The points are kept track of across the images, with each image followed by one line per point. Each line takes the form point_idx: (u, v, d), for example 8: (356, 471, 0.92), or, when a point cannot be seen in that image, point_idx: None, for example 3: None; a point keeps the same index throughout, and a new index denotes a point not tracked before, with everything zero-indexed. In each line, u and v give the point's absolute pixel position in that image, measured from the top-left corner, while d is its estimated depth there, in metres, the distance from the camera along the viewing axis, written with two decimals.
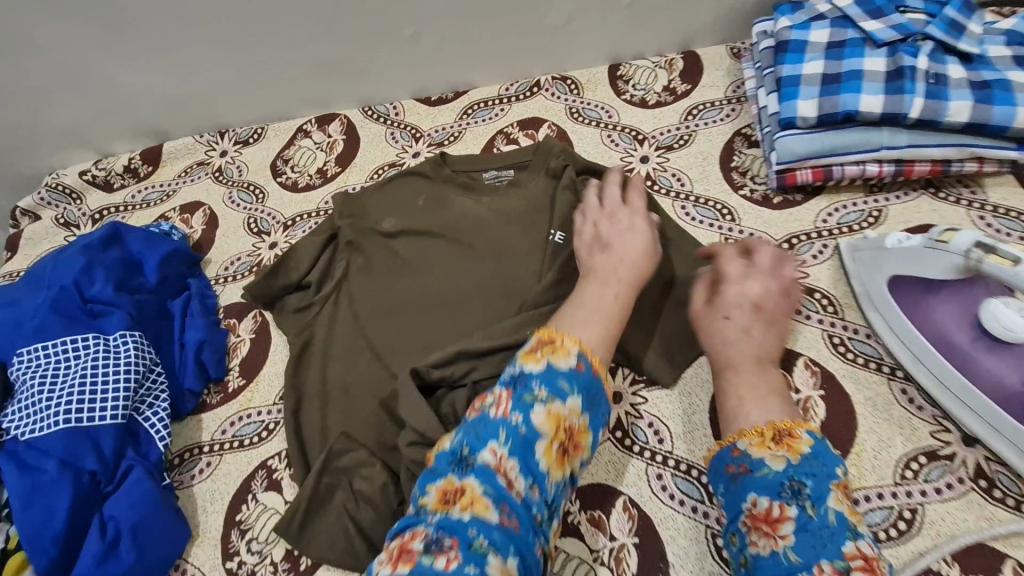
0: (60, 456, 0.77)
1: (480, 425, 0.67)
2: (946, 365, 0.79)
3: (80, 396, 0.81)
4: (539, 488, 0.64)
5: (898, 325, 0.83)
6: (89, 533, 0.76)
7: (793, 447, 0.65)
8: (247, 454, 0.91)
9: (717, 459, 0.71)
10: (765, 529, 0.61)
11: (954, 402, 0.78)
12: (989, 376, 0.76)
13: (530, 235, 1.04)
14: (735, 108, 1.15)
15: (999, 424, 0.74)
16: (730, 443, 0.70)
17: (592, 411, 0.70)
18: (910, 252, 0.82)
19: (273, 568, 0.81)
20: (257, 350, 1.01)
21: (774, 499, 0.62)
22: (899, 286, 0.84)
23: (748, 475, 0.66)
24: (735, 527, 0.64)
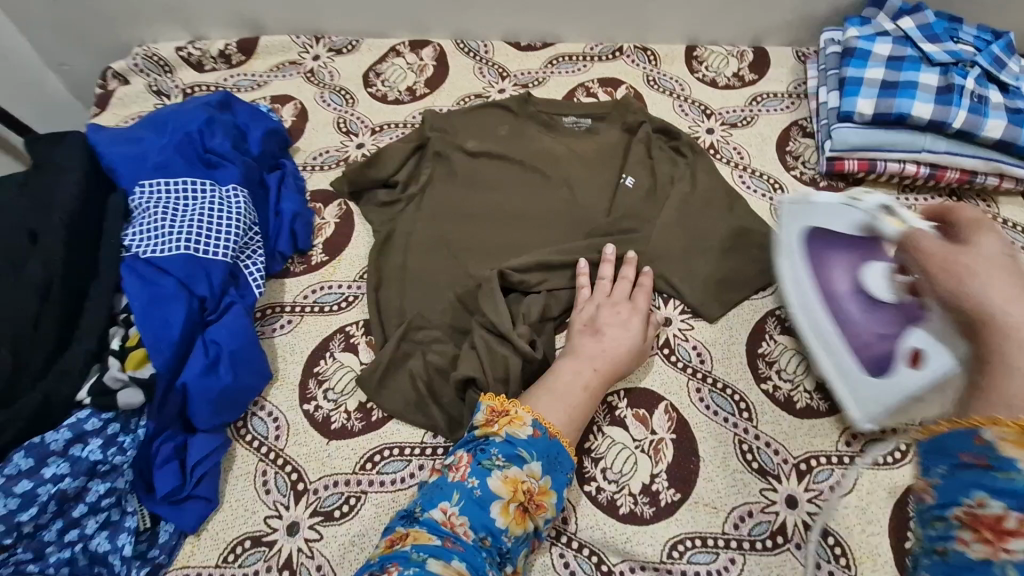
0: (178, 277, 0.85)
1: (437, 486, 0.79)
2: (821, 311, 0.88)
3: (196, 229, 0.89)
4: (491, 540, 0.76)
5: (791, 271, 0.92)
6: (195, 348, 0.83)
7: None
8: (327, 318, 0.99)
9: (946, 435, 0.54)
10: (986, 534, 0.49)
11: (816, 343, 0.89)
12: (856, 325, 0.85)
13: (603, 175, 1.14)
14: (795, 103, 1.28)
15: (842, 366, 0.86)
16: (972, 426, 0.53)
17: (552, 473, 0.81)
18: (838, 211, 0.86)
19: (347, 415, 0.90)
20: (341, 232, 1.09)
21: (1014, 509, 0.48)
22: (815, 238, 0.90)
23: (985, 473, 0.50)
24: (943, 515, 0.53)
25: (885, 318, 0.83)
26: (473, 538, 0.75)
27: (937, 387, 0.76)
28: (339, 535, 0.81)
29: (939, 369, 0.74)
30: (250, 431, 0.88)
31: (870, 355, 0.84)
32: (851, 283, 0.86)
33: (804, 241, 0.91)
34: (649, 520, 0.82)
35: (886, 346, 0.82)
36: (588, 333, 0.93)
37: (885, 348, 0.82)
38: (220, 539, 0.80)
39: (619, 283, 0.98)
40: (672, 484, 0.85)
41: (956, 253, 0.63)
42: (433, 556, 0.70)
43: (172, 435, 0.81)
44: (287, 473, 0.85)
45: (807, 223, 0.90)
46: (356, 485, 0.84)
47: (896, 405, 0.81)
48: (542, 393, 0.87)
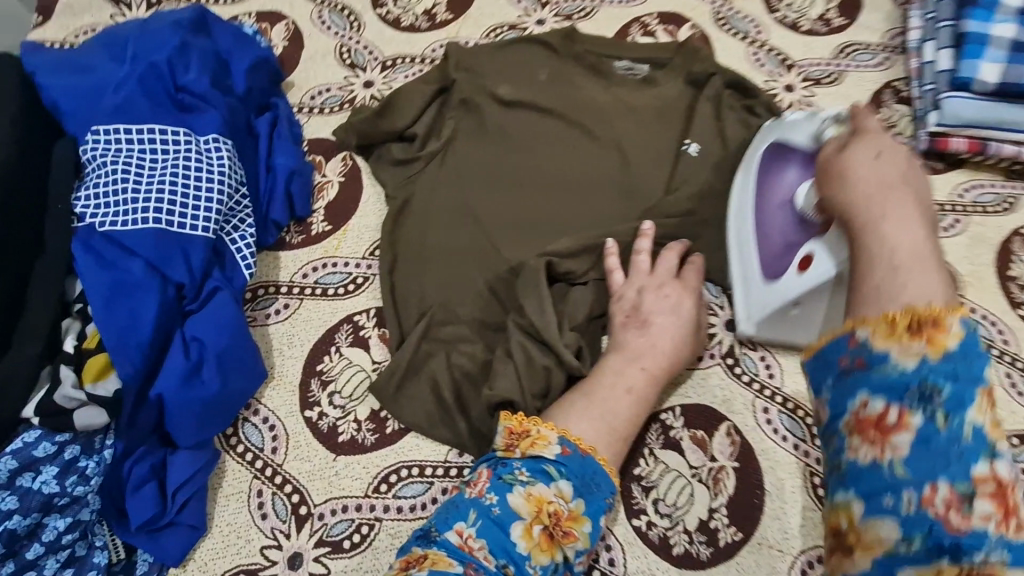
0: (147, 258, 0.68)
1: (453, 506, 0.66)
2: (750, 221, 0.82)
3: (170, 197, 0.70)
4: (514, 570, 0.61)
5: (744, 185, 0.84)
6: (172, 349, 0.67)
7: (934, 342, 0.47)
8: (331, 304, 0.83)
9: (825, 348, 0.53)
10: (870, 434, 0.47)
11: (735, 250, 0.84)
12: (770, 232, 0.79)
13: (664, 135, 0.92)
14: (890, 58, 1.07)
15: (747, 273, 0.82)
16: (848, 331, 0.51)
17: (587, 496, 0.66)
18: (798, 128, 0.79)
19: (356, 426, 0.76)
20: (346, 196, 0.91)
21: (892, 403, 0.47)
22: (774, 154, 0.81)
23: (862, 372, 0.49)
24: (835, 429, 0.50)
25: (801, 231, 0.77)
26: (493, 568, 0.60)
27: (816, 291, 0.74)
28: (349, 570, 0.69)
29: (824, 272, 0.71)
30: (243, 441, 0.75)
31: (772, 260, 0.79)
32: (785, 195, 0.79)
33: (768, 153, 0.82)
34: (706, 563, 0.72)
35: (785, 253, 0.77)
36: (634, 325, 0.78)
37: (789, 257, 0.77)
38: (210, 571, 0.68)
39: (683, 276, 0.81)
40: (733, 520, 0.74)
41: (835, 158, 0.65)
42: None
43: (147, 454, 0.66)
44: (287, 494, 0.72)
45: (774, 137, 0.82)
46: (369, 511, 0.72)
47: (777, 309, 0.77)
48: (592, 406, 0.71)
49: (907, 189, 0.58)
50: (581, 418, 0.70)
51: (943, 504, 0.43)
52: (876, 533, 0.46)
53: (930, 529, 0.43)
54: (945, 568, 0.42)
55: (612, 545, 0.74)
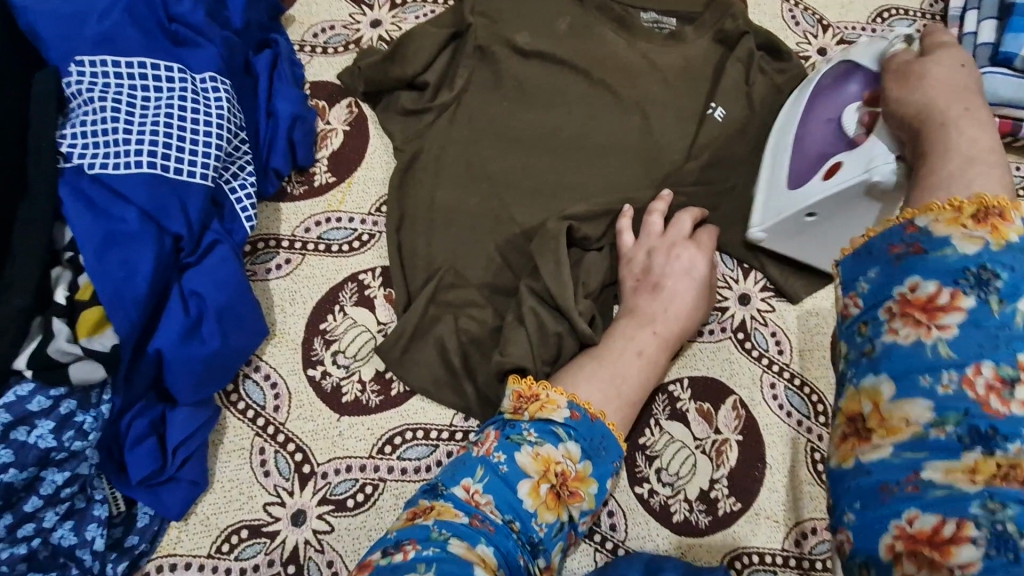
0: (142, 207, 0.64)
1: (460, 462, 0.64)
2: (789, 133, 0.80)
3: (165, 141, 0.66)
4: (519, 525, 0.60)
5: (796, 101, 0.82)
6: (171, 304, 0.65)
7: (997, 231, 0.40)
8: (336, 261, 0.80)
9: (874, 241, 0.45)
10: (915, 316, 0.40)
11: (768, 156, 0.83)
12: (805, 143, 0.78)
13: (688, 98, 0.88)
14: (928, 26, 1.02)
15: (774, 179, 0.80)
16: (904, 220, 0.44)
17: (594, 458, 0.65)
18: (864, 47, 0.75)
19: (361, 387, 0.75)
20: (351, 146, 0.87)
21: (947, 285, 0.40)
22: (831, 72, 0.79)
23: (916, 258, 0.42)
24: (872, 316, 0.43)
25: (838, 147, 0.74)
26: (498, 522, 0.59)
27: (836, 200, 0.72)
28: (353, 528, 0.69)
29: (846, 180, 0.70)
30: (244, 398, 0.73)
31: (800, 169, 0.78)
32: (833, 111, 0.76)
33: (832, 71, 0.78)
34: (704, 532, 0.74)
35: (815, 164, 0.76)
36: (644, 290, 0.76)
37: (814, 166, 0.76)
38: (211, 525, 0.68)
39: (699, 241, 0.78)
40: (733, 492, 0.75)
41: (913, 63, 0.60)
42: (457, 536, 0.55)
43: (146, 408, 0.65)
44: (290, 452, 0.72)
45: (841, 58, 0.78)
46: (373, 472, 0.72)
47: (791, 216, 0.77)
48: (599, 369, 0.70)
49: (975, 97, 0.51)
50: (589, 383, 0.69)
51: (985, 388, 0.37)
52: (903, 415, 0.38)
53: (968, 410, 0.36)
54: (979, 465, 0.35)
55: (614, 511, 0.75)
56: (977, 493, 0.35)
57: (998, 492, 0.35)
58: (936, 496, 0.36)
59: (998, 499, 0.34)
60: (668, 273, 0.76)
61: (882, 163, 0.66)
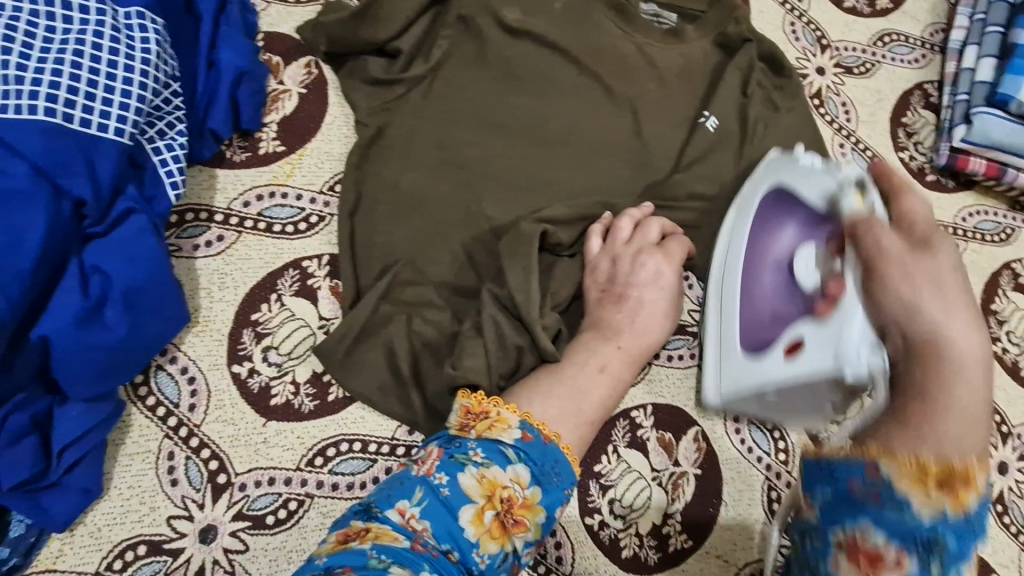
0: (34, 160, 0.52)
1: (397, 481, 0.58)
2: (737, 274, 0.72)
3: (69, 84, 0.55)
4: (459, 556, 0.54)
5: (738, 227, 0.74)
6: (66, 280, 0.55)
7: (958, 499, 0.47)
8: (277, 244, 0.71)
9: (836, 462, 0.51)
10: (861, 562, 0.48)
11: (714, 303, 0.74)
12: (758, 296, 0.70)
13: (682, 102, 0.82)
14: (926, 56, 0.99)
15: (726, 340, 0.72)
16: (869, 457, 0.49)
17: (545, 483, 0.59)
18: (808, 171, 0.68)
19: (293, 390, 0.66)
20: (307, 112, 0.76)
21: (894, 543, 0.47)
22: (778, 198, 0.71)
23: (873, 505, 0.48)
24: (825, 535, 0.50)
25: (792, 305, 0.68)
26: (437, 549, 0.53)
27: (797, 387, 0.64)
28: (271, 549, 0.62)
29: (813, 365, 0.61)
30: (155, 394, 0.64)
31: (753, 343, 0.69)
32: (780, 255, 0.70)
33: (770, 200, 0.72)
34: (653, 568, 0.70)
35: (771, 331, 0.68)
36: (607, 301, 0.71)
37: (769, 332, 0.68)
38: (103, 539, 0.59)
39: (670, 252, 0.73)
40: (686, 528, 0.72)
41: (913, 263, 0.54)
42: (399, 563, 0.49)
43: (27, 401, 0.54)
44: (204, 459, 0.63)
45: (777, 179, 0.71)
46: (300, 486, 0.64)
47: (749, 389, 0.68)
48: (557, 386, 0.65)
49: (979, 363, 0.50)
50: (547, 401, 0.63)
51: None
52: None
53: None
54: None
55: (561, 541, 0.70)
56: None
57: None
58: None
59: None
60: (633, 283, 0.71)
61: (853, 355, 0.57)
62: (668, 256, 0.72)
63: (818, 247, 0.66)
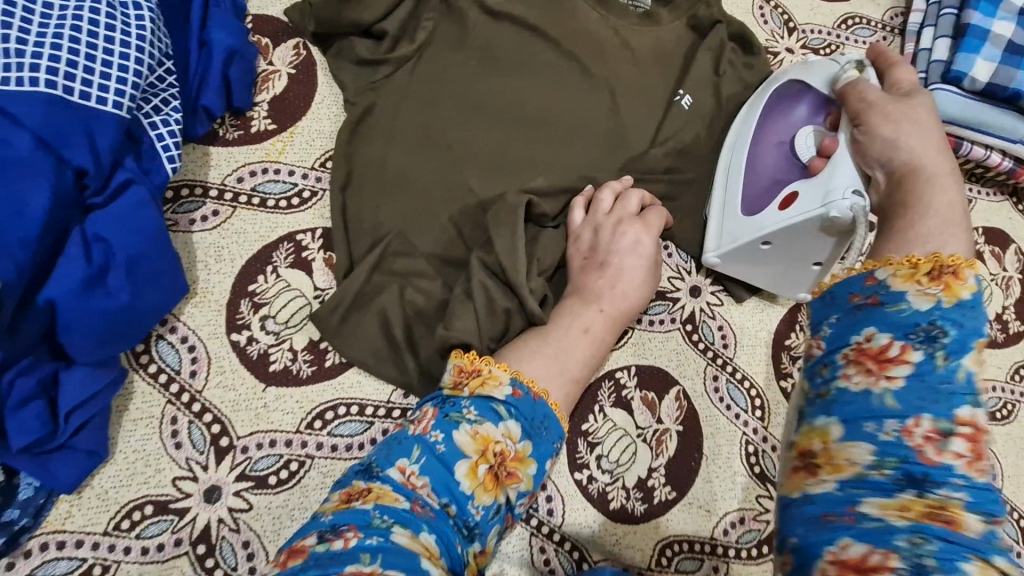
0: (36, 131, 0.54)
1: (395, 442, 0.60)
2: (745, 146, 0.80)
3: (68, 58, 0.57)
4: (456, 509, 0.57)
5: (752, 113, 0.82)
6: (69, 249, 0.57)
7: (951, 289, 0.45)
8: (271, 218, 0.73)
9: (835, 287, 0.50)
10: (868, 364, 0.44)
11: (719, 178, 0.82)
12: (761, 167, 0.79)
13: (657, 80, 0.86)
14: (886, 38, 1.05)
15: (727, 204, 0.79)
16: (864, 272, 0.49)
17: (535, 437, 0.62)
18: (814, 65, 0.79)
19: (292, 356, 0.69)
20: (296, 92, 0.79)
21: (897, 337, 0.44)
22: (787, 89, 0.81)
23: (873, 309, 0.46)
24: (830, 357, 0.46)
25: (791, 173, 0.77)
26: (435, 506, 0.56)
27: (793, 231, 0.72)
28: (274, 507, 0.64)
29: (804, 212, 0.70)
30: (156, 361, 0.66)
31: (750, 202, 0.78)
32: (784, 135, 0.79)
33: (778, 93, 0.82)
34: (639, 519, 0.74)
35: (767, 193, 0.77)
36: (590, 267, 0.74)
37: (767, 193, 0.77)
38: (111, 500, 0.61)
39: (648, 221, 0.77)
40: (669, 481, 0.76)
41: (906, 120, 0.62)
42: (400, 523, 0.52)
43: (33, 367, 0.56)
44: (207, 424, 0.65)
45: (791, 75, 0.81)
46: (300, 447, 0.67)
47: (745, 244, 0.76)
48: (544, 346, 0.68)
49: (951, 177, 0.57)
50: (535, 360, 0.67)
51: (923, 437, 0.41)
52: (848, 454, 0.42)
53: (905, 456, 0.40)
54: (911, 504, 0.39)
55: (552, 496, 0.73)
56: (904, 527, 0.38)
57: (923, 528, 0.38)
58: (867, 535, 0.38)
59: (923, 535, 0.37)
60: (613, 251, 0.74)
61: (840, 198, 0.66)
62: (648, 224, 0.76)
63: (818, 127, 0.76)
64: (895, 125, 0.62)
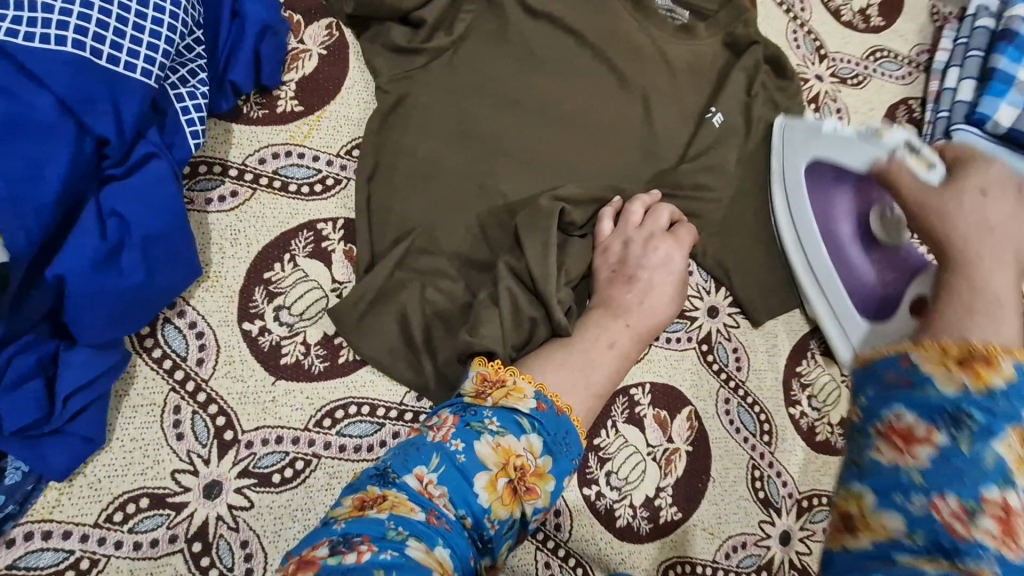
0: (60, 93, 0.51)
1: (412, 446, 0.59)
2: (816, 240, 0.80)
3: (98, 18, 0.53)
4: (472, 521, 0.55)
5: (799, 203, 0.81)
6: (84, 222, 0.53)
7: (982, 375, 0.36)
8: (292, 204, 0.70)
9: (875, 359, 0.41)
10: (894, 444, 0.37)
11: (808, 281, 0.82)
12: (851, 261, 0.79)
13: (692, 96, 0.85)
14: (912, 73, 1.05)
15: (844, 312, 0.79)
16: (902, 351, 0.40)
17: (556, 454, 0.60)
18: (839, 138, 0.75)
19: (304, 350, 0.66)
20: (327, 74, 0.76)
21: (928, 420, 0.36)
22: (823, 166, 0.79)
23: (905, 392, 0.37)
24: (858, 431, 0.39)
25: (890, 261, 0.77)
26: (452, 518, 0.54)
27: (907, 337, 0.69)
28: (276, 506, 0.61)
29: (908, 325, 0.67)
30: (162, 346, 0.63)
31: (875, 305, 0.77)
32: (847, 221, 0.79)
33: (813, 171, 0.81)
34: (644, 538, 0.73)
35: (883, 291, 0.77)
36: (617, 280, 0.73)
37: (885, 292, 0.76)
38: (104, 491, 0.58)
39: (677, 236, 0.76)
40: (676, 502, 0.75)
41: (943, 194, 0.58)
42: (415, 537, 0.50)
43: (34, 344, 0.53)
44: (211, 415, 0.62)
45: (813, 154, 0.79)
46: (307, 446, 0.64)
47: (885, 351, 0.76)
48: (568, 359, 0.67)
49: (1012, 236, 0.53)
50: (558, 372, 0.65)
51: (953, 513, 0.34)
52: (882, 523, 0.35)
53: (935, 530, 0.34)
54: None
55: (560, 510, 0.72)
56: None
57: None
58: None
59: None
60: (643, 266, 0.73)
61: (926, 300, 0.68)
62: (678, 241, 0.75)
63: (886, 211, 0.75)
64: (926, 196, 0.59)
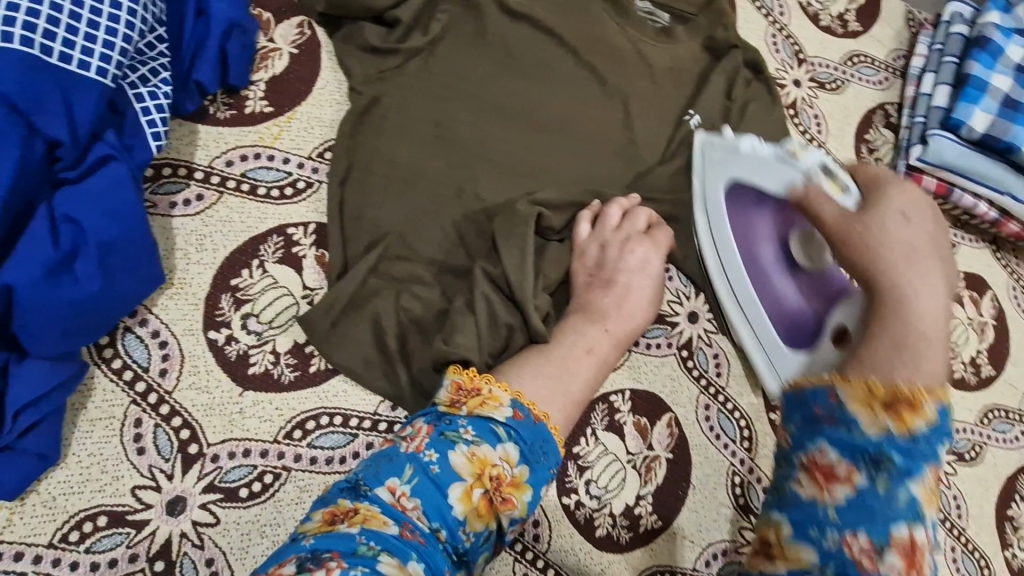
0: (6, 94, 0.48)
1: (385, 456, 0.57)
2: (739, 267, 0.77)
3: (49, 14, 0.50)
4: (446, 534, 0.54)
5: (719, 233, 0.78)
6: (35, 228, 0.51)
7: (905, 419, 0.51)
8: (260, 208, 0.68)
9: (806, 390, 0.56)
10: (818, 477, 0.52)
11: (732, 309, 0.79)
12: (772, 287, 0.76)
13: (671, 99, 0.84)
14: (889, 79, 1.06)
15: (765, 343, 0.77)
16: (831, 383, 0.54)
17: (533, 463, 0.59)
18: (756, 159, 0.71)
19: (273, 360, 0.64)
20: (298, 74, 0.74)
21: (846, 459, 0.51)
22: (740, 191, 0.75)
23: (830, 424, 0.53)
24: (790, 458, 0.54)
25: (809, 284, 0.74)
26: (426, 531, 0.53)
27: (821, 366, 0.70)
28: (244, 522, 0.59)
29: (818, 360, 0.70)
30: (122, 356, 0.60)
31: (795, 335, 0.75)
32: (768, 245, 0.76)
33: (733, 196, 0.77)
34: (625, 547, 0.72)
35: (805, 316, 0.74)
36: (594, 285, 0.72)
37: (807, 320, 0.74)
38: (59, 509, 0.55)
39: (655, 238, 0.75)
40: (656, 509, 0.74)
41: (857, 221, 0.60)
42: (387, 551, 0.49)
43: None
44: (175, 428, 0.60)
45: (731, 175, 0.75)
46: (276, 459, 0.62)
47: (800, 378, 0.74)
48: (546, 366, 0.65)
49: (933, 260, 0.58)
50: (536, 379, 0.64)
51: (859, 550, 0.48)
52: (795, 552, 0.50)
53: (845, 563, 0.48)
54: None
55: (539, 520, 0.71)
56: None
57: None
58: None
59: None
60: (620, 269, 0.72)
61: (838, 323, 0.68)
62: (656, 245, 0.74)
63: (805, 236, 0.73)
64: (861, 227, 0.60)
